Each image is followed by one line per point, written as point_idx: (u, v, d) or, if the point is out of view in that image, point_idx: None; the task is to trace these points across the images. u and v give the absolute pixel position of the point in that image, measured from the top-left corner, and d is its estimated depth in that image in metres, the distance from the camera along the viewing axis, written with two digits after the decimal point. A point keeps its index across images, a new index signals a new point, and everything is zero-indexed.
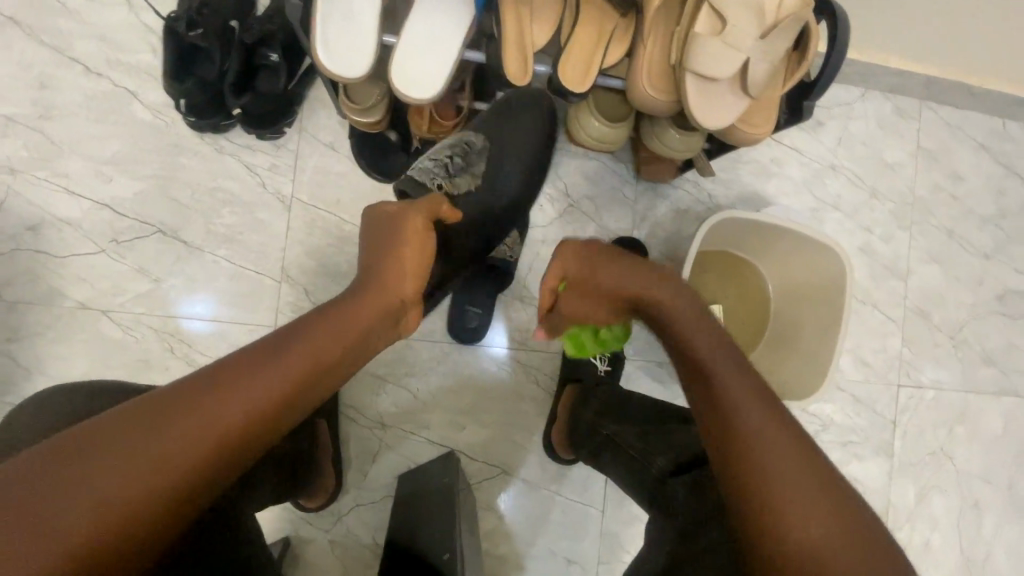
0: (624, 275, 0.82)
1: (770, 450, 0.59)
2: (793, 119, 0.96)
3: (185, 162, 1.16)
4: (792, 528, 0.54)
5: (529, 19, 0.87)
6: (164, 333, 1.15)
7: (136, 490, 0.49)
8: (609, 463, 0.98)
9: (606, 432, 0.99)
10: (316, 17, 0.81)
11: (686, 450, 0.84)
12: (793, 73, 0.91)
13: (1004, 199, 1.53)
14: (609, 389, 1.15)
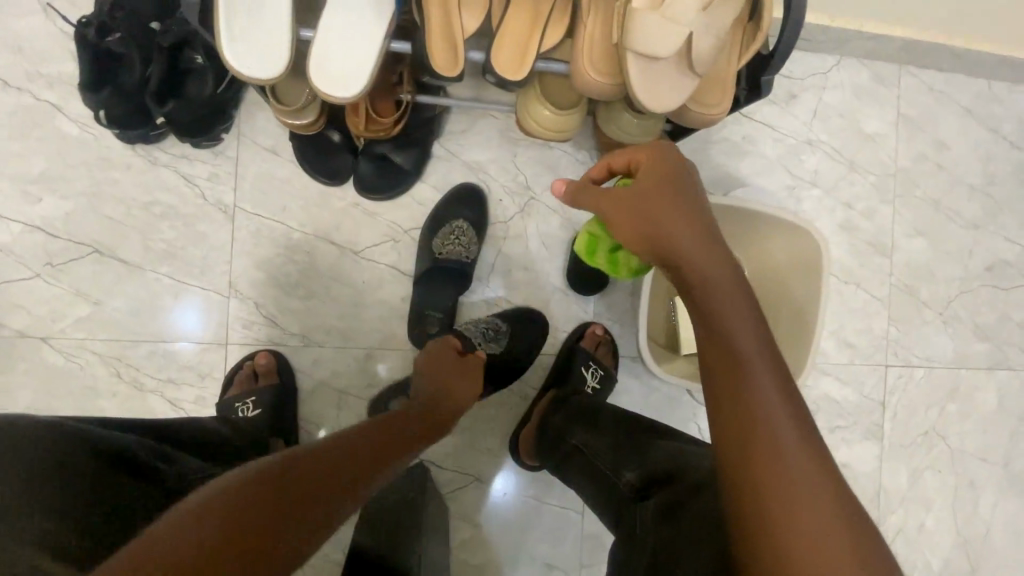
0: (654, 191, 0.68)
1: (779, 424, 0.52)
2: (751, 95, 0.90)
3: (119, 177, 1.10)
4: (783, 510, 0.48)
5: (456, 6, 0.81)
6: (109, 357, 1.10)
7: (201, 538, 0.45)
8: (575, 474, 0.93)
9: (572, 442, 0.94)
10: (218, 17, 0.75)
11: (653, 465, 0.78)
12: (747, 47, 0.84)
13: (990, 165, 1.46)
14: (582, 395, 1.10)
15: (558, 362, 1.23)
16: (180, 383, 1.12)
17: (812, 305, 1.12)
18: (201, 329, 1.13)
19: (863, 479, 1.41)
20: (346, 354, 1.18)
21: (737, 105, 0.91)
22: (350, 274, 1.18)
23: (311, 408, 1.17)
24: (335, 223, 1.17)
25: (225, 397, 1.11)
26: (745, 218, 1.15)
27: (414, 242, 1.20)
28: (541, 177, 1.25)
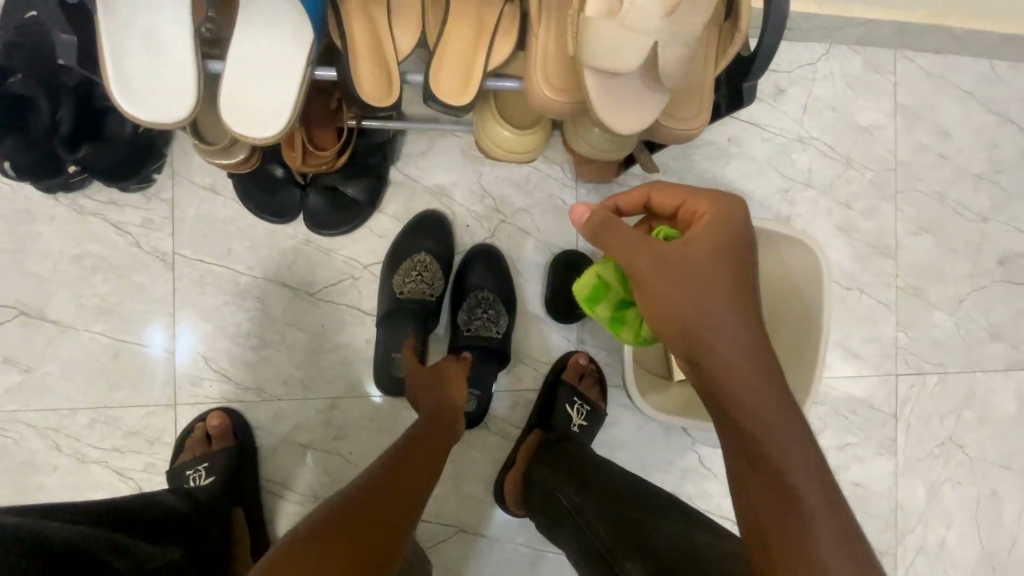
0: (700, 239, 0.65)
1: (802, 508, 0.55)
2: (734, 101, 0.78)
3: (42, 230, 1.00)
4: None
5: (387, 26, 0.72)
6: (45, 429, 1.00)
7: None
8: (568, 540, 0.88)
9: (567, 505, 0.90)
10: (105, 53, 0.64)
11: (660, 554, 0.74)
12: (724, 50, 0.74)
13: (997, 152, 1.35)
14: (574, 444, 1.03)
15: (542, 397, 1.13)
16: (127, 451, 1.02)
17: (814, 322, 1.02)
18: (146, 391, 1.03)
19: (879, 498, 1.31)
20: (308, 406, 1.07)
21: (718, 113, 0.80)
22: (307, 319, 1.07)
23: (273, 466, 1.06)
24: (287, 264, 1.07)
25: (175, 464, 1.01)
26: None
27: (375, 279, 1.09)
28: (511, 197, 1.14)
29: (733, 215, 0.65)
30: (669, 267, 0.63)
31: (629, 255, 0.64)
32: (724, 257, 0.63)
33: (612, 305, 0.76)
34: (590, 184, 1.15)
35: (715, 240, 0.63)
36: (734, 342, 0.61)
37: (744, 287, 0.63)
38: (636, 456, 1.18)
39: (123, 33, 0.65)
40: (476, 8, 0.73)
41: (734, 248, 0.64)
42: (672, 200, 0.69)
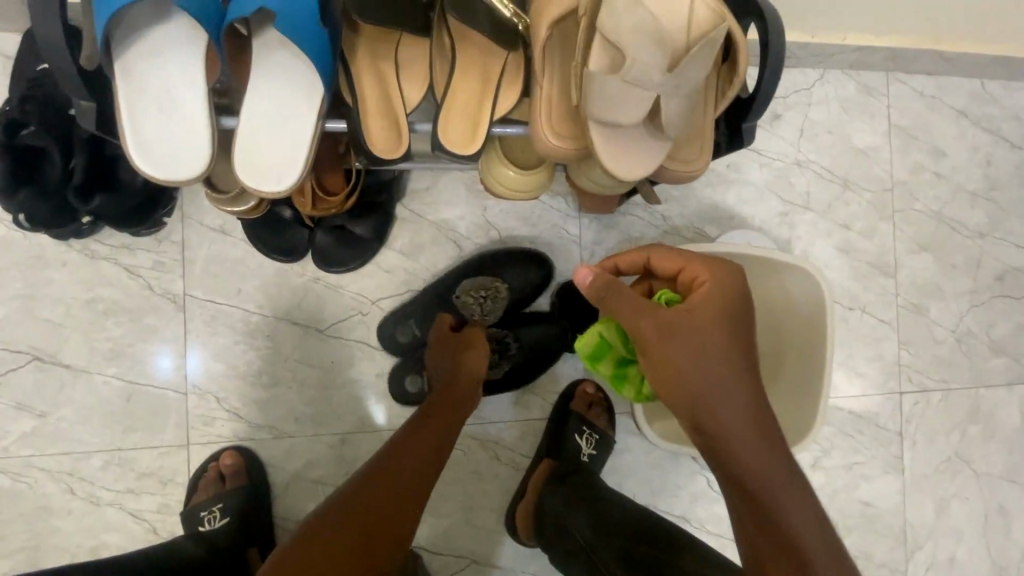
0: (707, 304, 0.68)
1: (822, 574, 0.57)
2: (734, 141, 0.80)
3: (55, 276, 1.01)
4: None
5: (394, 78, 0.73)
6: (60, 473, 1.01)
7: None
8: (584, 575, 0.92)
9: (581, 541, 0.92)
10: (122, 115, 0.66)
11: None
12: (724, 93, 0.75)
13: (991, 169, 1.37)
14: (586, 475, 1.04)
15: (552, 426, 1.13)
16: (141, 493, 1.03)
17: (819, 349, 1.04)
18: (159, 432, 1.04)
19: (888, 516, 1.32)
20: (320, 442, 1.08)
21: (718, 152, 0.82)
22: (317, 355, 1.08)
23: (286, 504, 1.07)
24: (296, 302, 1.08)
25: (190, 504, 1.02)
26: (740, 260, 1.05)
27: (383, 313, 1.11)
28: (515, 229, 1.16)
29: (733, 281, 0.70)
30: (673, 332, 0.66)
31: (635, 318, 0.67)
32: (726, 320, 0.67)
33: (613, 363, 0.79)
34: (593, 214, 1.17)
35: (718, 304, 0.68)
36: (737, 403, 0.65)
37: (743, 347, 0.68)
38: (646, 482, 1.19)
39: (139, 95, 0.67)
40: (482, 57, 0.75)
41: (735, 311, 0.68)
42: (674, 264, 0.73)
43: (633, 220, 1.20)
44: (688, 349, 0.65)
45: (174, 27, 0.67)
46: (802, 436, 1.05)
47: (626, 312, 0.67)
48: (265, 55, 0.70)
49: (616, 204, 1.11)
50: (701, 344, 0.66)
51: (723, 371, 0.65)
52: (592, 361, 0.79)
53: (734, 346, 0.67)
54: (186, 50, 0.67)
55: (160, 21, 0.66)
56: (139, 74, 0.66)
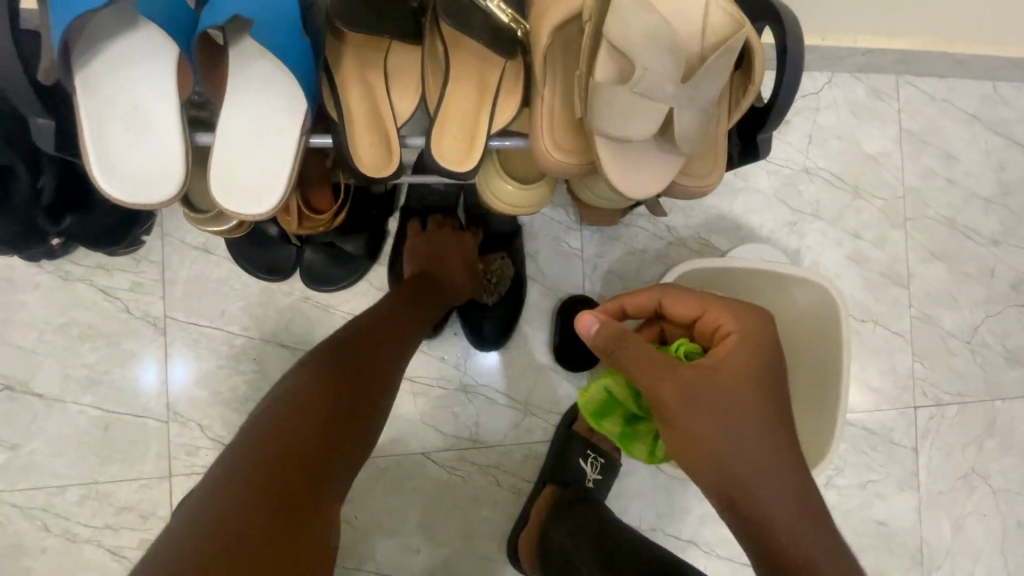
0: (734, 358, 0.63)
1: None
2: (746, 153, 0.75)
3: (27, 299, 0.96)
4: None
5: (384, 89, 0.68)
6: (33, 509, 0.95)
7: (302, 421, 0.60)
8: None
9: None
10: (85, 132, 0.61)
11: None
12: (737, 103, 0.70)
13: (1005, 174, 1.33)
14: (592, 505, 1.00)
15: (556, 450, 1.08)
16: (120, 528, 0.97)
17: (834, 365, 0.99)
18: (138, 463, 0.98)
19: (903, 535, 1.27)
20: None
21: (730, 165, 0.77)
22: None
23: None
24: (284, 323, 1.02)
25: None
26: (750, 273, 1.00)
27: None
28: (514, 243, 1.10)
29: (759, 329, 0.65)
30: (695, 391, 0.61)
31: (652, 377, 0.62)
32: (753, 374, 0.63)
33: (621, 420, 0.74)
34: (595, 226, 1.12)
35: (742, 358, 0.63)
36: (771, 470, 0.59)
37: (773, 401, 0.62)
38: (654, 506, 1.13)
39: (105, 110, 0.61)
40: (478, 66, 0.70)
41: (763, 364, 0.63)
42: (691, 311, 0.70)
43: (637, 231, 1.15)
44: (713, 411, 0.60)
45: (142, 38, 0.61)
46: (819, 458, 1.00)
47: (640, 369, 0.63)
48: (242, 67, 0.65)
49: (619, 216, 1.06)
50: (728, 406, 0.61)
51: (752, 432, 0.60)
52: (598, 418, 0.74)
53: (763, 402, 0.62)
54: (155, 63, 0.62)
55: (127, 32, 0.61)
56: (105, 89, 0.61)
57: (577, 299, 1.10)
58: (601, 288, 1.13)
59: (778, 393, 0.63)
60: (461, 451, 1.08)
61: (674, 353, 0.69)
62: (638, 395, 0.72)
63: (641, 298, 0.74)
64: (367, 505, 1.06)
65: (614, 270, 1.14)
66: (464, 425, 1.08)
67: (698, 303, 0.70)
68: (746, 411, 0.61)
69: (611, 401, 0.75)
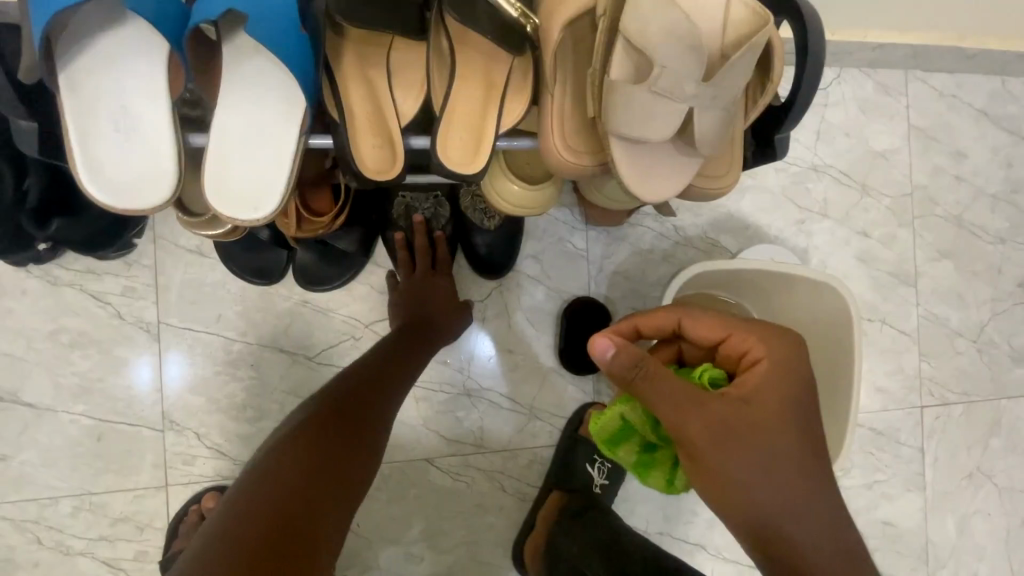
0: (765, 389, 0.61)
1: None
2: (762, 154, 0.73)
3: (13, 305, 0.92)
4: None
5: (387, 86, 0.65)
6: (25, 522, 0.92)
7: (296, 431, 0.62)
8: None
9: None
10: (71, 134, 0.57)
11: None
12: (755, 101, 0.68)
13: (1013, 171, 1.31)
14: (597, 510, 0.98)
15: (563, 455, 1.06)
16: (116, 541, 0.94)
17: (843, 366, 0.98)
18: (133, 474, 0.95)
19: (909, 536, 1.26)
20: None
21: (744, 165, 0.75)
22: (306, 385, 1.00)
23: None
24: (282, 327, 0.99)
25: (169, 552, 0.93)
26: (760, 274, 0.98)
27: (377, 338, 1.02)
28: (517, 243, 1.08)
29: (790, 357, 0.62)
30: (724, 429, 0.58)
31: (681, 413, 0.59)
32: (786, 408, 0.60)
33: (636, 447, 0.71)
34: (601, 226, 1.09)
35: (775, 392, 0.60)
36: (802, 505, 0.59)
37: (806, 433, 0.61)
38: (661, 510, 1.11)
39: (91, 110, 0.58)
40: (485, 64, 0.66)
41: (795, 396, 0.61)
42: (715, 334, 0.67)
43: (643, 231, 1.12)
44: (747, 452, 0.58)
45: (131, 34, 0.58)
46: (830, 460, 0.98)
47: (667, 407, 0.59)
48: (237, 64, 0.61)
49: (625, 216, 1.04)
50: (762, 446, 0.59)
51: (786, 469, 0.59)
52: (610, 443, 0.71)
53: (796, 435, 0.60)
54: (144, 60, 0.58)
55: (114, 28, 0.58)
56: (91, 88, 0.58)
57: (584, 301, 1.07)
58: (607, 289, 1.10)
59: (809, 424, 0.61)
60: (466, 457, 1.06)
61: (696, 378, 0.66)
62: (658, 425, 0.68)
63: (659, 317, 0.70)
64: (369, 513, 1.03)
65: (620, 270, 1.11)
66: (468, 430, 1.06)
67: (723, 326, 0.66)
68: (780, 448, 0.59)
69: (626, 427, 0.71)
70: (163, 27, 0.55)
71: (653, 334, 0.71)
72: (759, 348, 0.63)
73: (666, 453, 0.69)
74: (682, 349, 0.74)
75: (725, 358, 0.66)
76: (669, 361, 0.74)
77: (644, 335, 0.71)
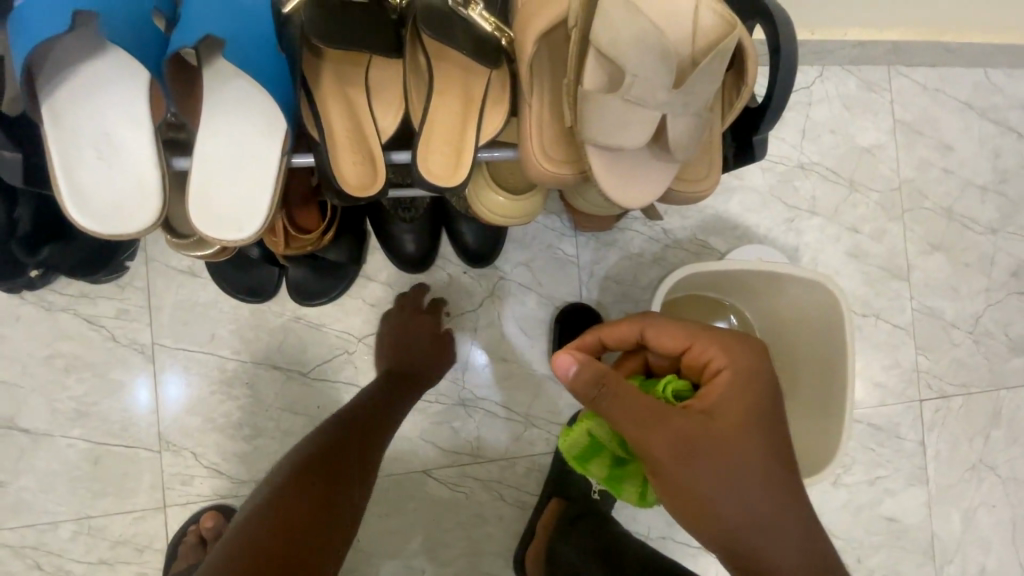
0: (727, 398, 0.61)
1: None
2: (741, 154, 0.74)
3: (8, 332, 0.93)
4: None
5: (365, 103, 0.66)
6: (25, 548, 0.92)
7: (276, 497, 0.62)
8: None
9: None
10: (55, 163, 0.58)
11: None
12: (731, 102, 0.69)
13: (1001, 162, 1.32)
14: (599, 519, 0.97)
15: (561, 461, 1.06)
16: (116, 563, 0.94)
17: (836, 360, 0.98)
18: (131, 496, 0.95)
19: (914, 530, 1.25)
20: None
21: (725, 167, 0.75)
22: (301, 401, 1.00)
23: None
24: (276, 344, 1.00)
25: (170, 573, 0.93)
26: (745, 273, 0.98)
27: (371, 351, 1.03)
28: (507, 251, 1.08)
29: (751, 363, 0.63)
30: (687, 444, 0.58)
31: (645, 431, 0.59)
32: (753, 420, 0.60)
33: (607, 462, 0.70)
34: (590, 232, 1.10)
35: (741, 402, 0.61)
36: (771, 515, 0.59)
37: (771, 440, 0.61)
38: (661, 513, 1.11)
39: (74, 140, 0.59)
40: (462, 78, 0.67)
41: (758, 403, 0.61)
42: (678, 344, 0.67)
43: (632, 235, 1.13)
44: (720, 475, 0.58)
45: (108, 61, 0.59)
46: (827, 458, 0.98)
47: (631, 425, 0.59)
48: (218, 88, 0.62)
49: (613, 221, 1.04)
50: (735, 470, 0.58)
51: (754, 480, 0.59)
52: (581, 461, 0.71)
53: (765, 445, 0.60)
54: (125, 90, 0.59)
55: (93, 58, 0.58)
56: (74, 117, 0.59)
57: (575, 306, 1.08)
58: (598, 294, 1.11)
59: (774, 432, 0.61)
60: (463, 467, 1.06)
61: (662, 392, 0.66)
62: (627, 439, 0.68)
63: (622, 328, 0.70)
64: (367, 528, 1.03)
65: (611, 275, 1.12)
66: (465, 440, 1.06)
67: (686, 335, 0.66)
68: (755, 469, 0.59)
69: (596, 443, 0.71)
70: (141, 54, 0.56)
71: (618, 345, 0.71)
72: (720, 357, 0.63)
73: (638, 467, 0.69)
74: (649, 358, 0.74)
75: (690, 367, 0.67)
76: (636, 372, 0.75)
77: (609, 347, 0.72)
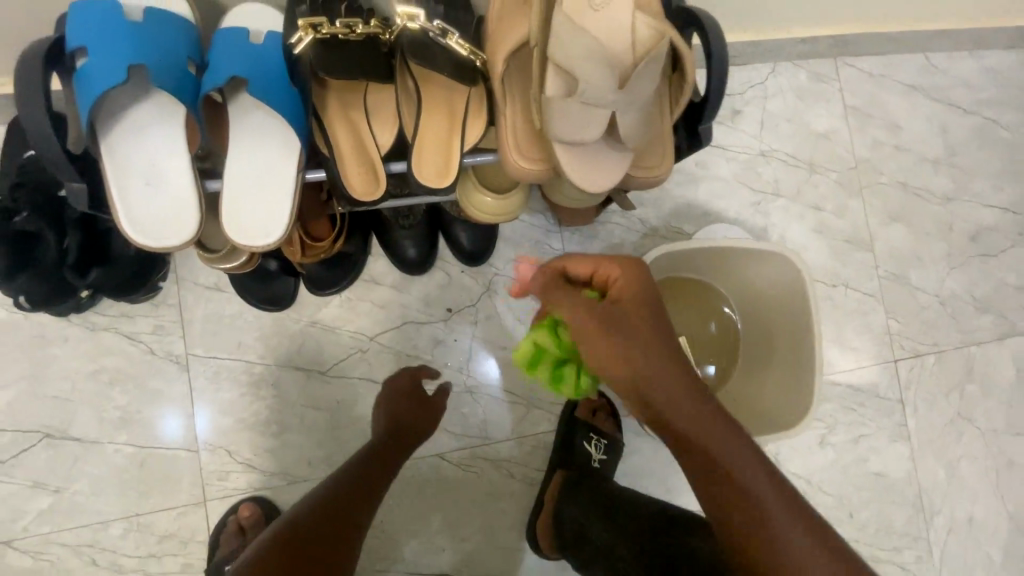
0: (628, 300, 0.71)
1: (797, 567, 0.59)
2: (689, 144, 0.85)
3: (57, 351, 1.03)
4: None
5: (366, 123, 0.77)
6: (81, 547, 1.02)
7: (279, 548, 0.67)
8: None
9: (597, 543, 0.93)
10: (112, 191, 0.70)
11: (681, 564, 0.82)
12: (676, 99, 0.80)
13: (948, 137, 1.44)
14: (602, 482, 1.05)
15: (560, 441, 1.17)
16: (163, 556, 1.03)
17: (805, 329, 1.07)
18: (174, 493, 1.04)
19: (901, 484, 1.33)
20: None
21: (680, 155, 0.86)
22: (322, 397, 1.10)
23: None
24: (296, 347, 1.11)
25: (214, 561, 1.02)
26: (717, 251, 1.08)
27: (382, 348, 1.13)
28: (500, 249, 1.19)
29: (640, 274, 0.74)
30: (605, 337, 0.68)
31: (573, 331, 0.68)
32: (650, 315, 0.70)
33: (550, 364, 0.85)
34: (573, 226, 1.21)
35: (638, 302, 0.71)
36: (684, 393, 0.67)
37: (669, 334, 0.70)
38: (660, 481, 1.20)
39: (126, 171, 0.70)
40: (446, 97, 0.79)
41: (651, 304, 0.72)
42: (586, 269, 0.76)
43: (613, 227, 1.24)
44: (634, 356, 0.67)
45: (153, 106, 0.71)
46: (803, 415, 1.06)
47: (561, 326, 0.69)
48: (240, 118, 0.74)
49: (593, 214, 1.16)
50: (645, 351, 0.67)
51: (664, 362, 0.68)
52: (531, 368, 0.85)
53: (665, 337, 0.70)
54: (165, 123, 0.71)
55: (139, 102, 0.71)
56: (125, 152, 0.70)
57: None
58: None
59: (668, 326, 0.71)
60: (473, 449, 1.15)
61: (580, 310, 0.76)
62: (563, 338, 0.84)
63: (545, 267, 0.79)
64: (389, 510, 1.13)
65: None
66: (473, 424, 1.16)
67: (591, 260, 0.76)
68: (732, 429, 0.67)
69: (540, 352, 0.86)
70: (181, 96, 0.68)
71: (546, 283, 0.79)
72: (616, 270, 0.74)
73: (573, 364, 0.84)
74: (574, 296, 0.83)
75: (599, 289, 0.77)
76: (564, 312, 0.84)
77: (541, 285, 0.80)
